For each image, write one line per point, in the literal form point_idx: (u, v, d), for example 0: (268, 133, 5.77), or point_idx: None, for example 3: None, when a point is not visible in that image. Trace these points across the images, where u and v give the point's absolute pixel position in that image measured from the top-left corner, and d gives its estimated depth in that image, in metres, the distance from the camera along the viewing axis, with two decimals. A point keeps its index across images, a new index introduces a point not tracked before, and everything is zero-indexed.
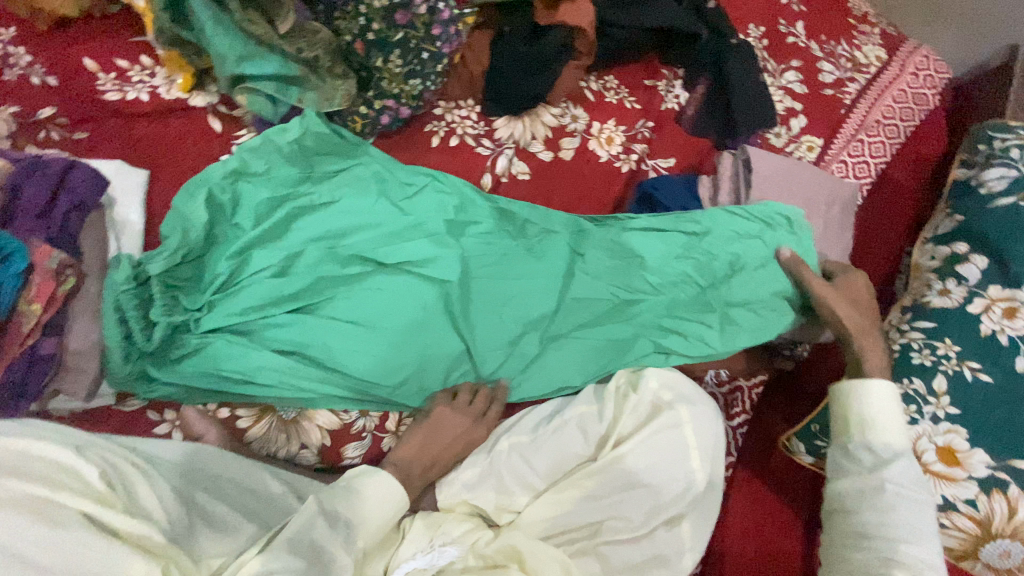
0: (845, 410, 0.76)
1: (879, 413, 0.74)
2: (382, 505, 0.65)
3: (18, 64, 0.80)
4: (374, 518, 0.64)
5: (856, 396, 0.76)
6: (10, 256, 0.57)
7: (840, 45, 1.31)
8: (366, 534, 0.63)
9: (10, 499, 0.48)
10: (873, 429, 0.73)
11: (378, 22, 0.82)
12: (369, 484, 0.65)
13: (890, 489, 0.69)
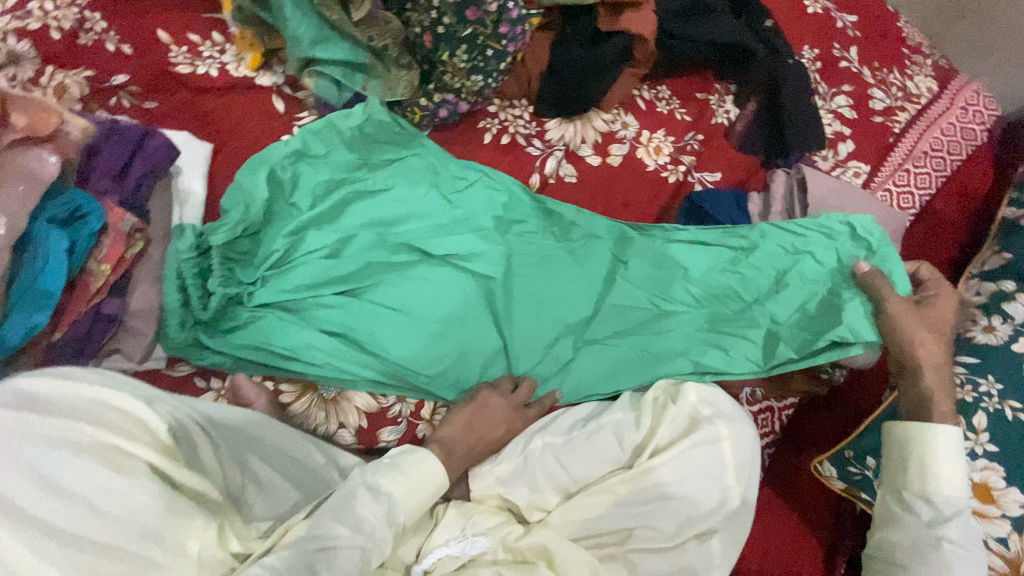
0: (905, 458, 0.75)
1: (942, 466, 0.73)
2: (427, 485, 0.66)
3: (93, 30, 0.80)
4: (418, 497, 0.66)
5: (920, 445, 0.74)
6: (87, 217, 0.58)
7: (892, 73, 1.30)
8: (409, 511, 0.65)
9: (88, 446, 0.50)
10: (936, 483, 0.72)
11: (450, 15, 0.81)
12: (416, 467, 0.67)
13: (946, 547, 0.69)
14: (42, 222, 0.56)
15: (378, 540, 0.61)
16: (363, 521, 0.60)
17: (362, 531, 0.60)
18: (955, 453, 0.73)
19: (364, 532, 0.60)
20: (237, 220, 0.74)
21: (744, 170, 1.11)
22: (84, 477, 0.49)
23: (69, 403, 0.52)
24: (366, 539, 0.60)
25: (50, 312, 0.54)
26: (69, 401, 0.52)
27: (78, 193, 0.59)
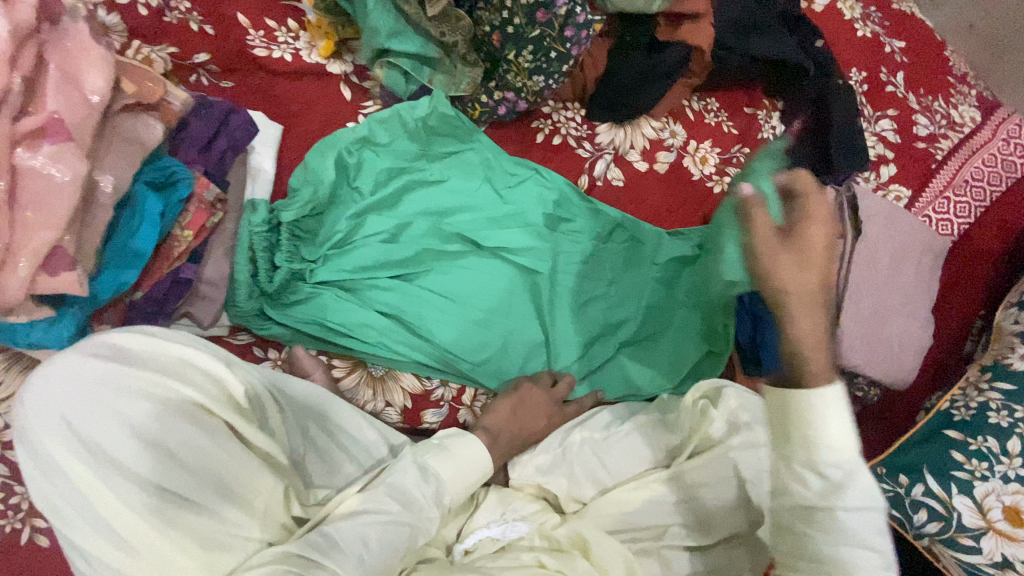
0: (780, 416, 0.49)
1: (824, 430, 0.47)
2: (472, 468, 0.68)
3: (178, 8, 0.83)
4: (463, 479, 0.68)
5: (813, 412, 0.47)
6: (177, 183, 0.61)
7: (937, 101, 1.31)
8: (454, 492, 0.67)
9: (173, 402, 0.53)
10: (824, 455, 0.47)
11: (520, 17, 0.83)
12: (463, 448, 0.69)
13: (847, 523, 0.47)
14: (140, 184, 0.59)
15: (423, 518, 0.62)
16: (412, 498, 0.62)
17: (411, 508, 0.62)
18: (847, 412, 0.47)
19: (413, 509, 0.62)
20: (305, 199, 0.78)
21: None
22: (166, 428, 0.52)
23: (155, 360, 0.55)
24: (416, 516, 0.61)
25: (138, 271, 0.57)
26: (156, 358, 0.55)
27: (171, 160, 0.62)
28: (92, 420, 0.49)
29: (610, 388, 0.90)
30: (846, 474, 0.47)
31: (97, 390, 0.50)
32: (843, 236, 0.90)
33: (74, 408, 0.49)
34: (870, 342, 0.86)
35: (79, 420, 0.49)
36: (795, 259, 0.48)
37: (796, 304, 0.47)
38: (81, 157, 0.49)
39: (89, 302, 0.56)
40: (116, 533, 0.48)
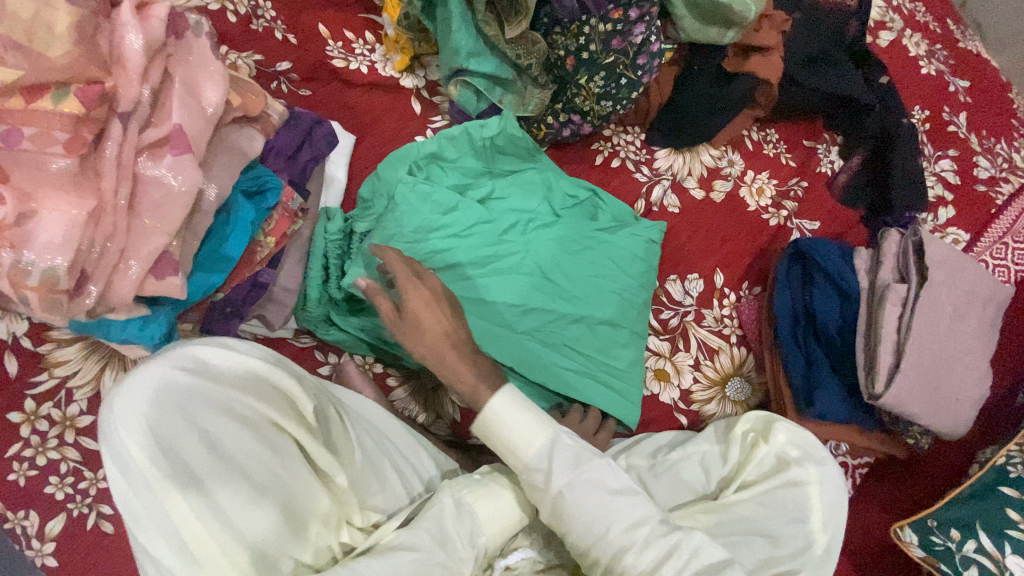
0: (490, 444, 0.63)
1: (507, 430, 0.62)
2: (507, 515, 0.66)
3: (264, 17, 0.86)
4: (497, 525, 0.66)
5: (494, 424, 0.62)
6: (266, 191, 0.63)
7: (999, 144, 1.28)
8: (489, 538, 0.64)
9: (252, 419, 0.53)
10: (517, 452, 0.61)
11: (597, 44, 0.83)
12: (502, 493, 0.67)
13: (572, 497, 0.59)
14: (237, 192, 0.61)
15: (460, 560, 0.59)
16: (449, 534, 0.60)
17: (448, 546, 0.59)
18: (520, 410, 0.62)
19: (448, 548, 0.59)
20: (373, 212, 0.81)
21: (842, 223, 1.12)
22: (242, 445, 0.51)
23: (232, 373, 0.54)
24: (453, 554, 0.59)
25: (225, 276, 0.59)
26: (235, 371, 0.54)
27: (264, 169, 0.63)
28: (177, 432, 0.46)
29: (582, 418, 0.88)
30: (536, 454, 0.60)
31: (183, 402, 0.48)
32: (907, 282, 0.88)
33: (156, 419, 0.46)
34: (927, 394, 0.84)
35: (163, 431, 0.46)
36: (417, 322, 0.65)
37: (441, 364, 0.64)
38: (196, 167, 0.51)
39: (180, 303, 0.58)
40: (189, 560, 0.45)
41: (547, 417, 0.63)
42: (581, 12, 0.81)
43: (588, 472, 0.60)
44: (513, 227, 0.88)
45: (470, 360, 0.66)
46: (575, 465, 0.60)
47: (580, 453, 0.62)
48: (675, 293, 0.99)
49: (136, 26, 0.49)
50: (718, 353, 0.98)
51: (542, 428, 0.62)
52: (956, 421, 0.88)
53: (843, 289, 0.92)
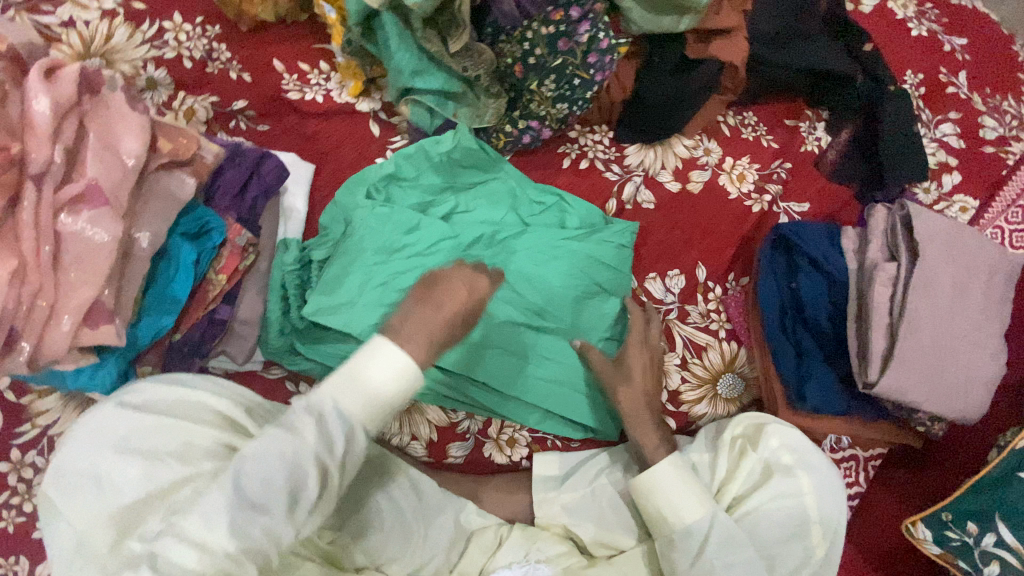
0: (645, 503, 0.71)
1: (671, 494, 0.69)
2: (373, 376, 0.48)
3: (219, 59, 0.88)
4: (362, 395, 0.48)
5: (656, 484, 0.70)
6: (211, 231, 0.65)
7: (1006, 100, 1.19)
8: (361, 414, 0.48)
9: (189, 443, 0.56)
10: (675, 515, 0.69)
11: (542, 47, 0.81)
12: (364, 354, 0.49)
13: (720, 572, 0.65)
14: (175, 234, 0.63)
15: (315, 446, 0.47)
16: (296, 418, 0.48)
17: (296, 431, 0.47)
18: (687, 479, 0.70)
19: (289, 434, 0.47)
20: (335, 234, 0.81)
21: (835, 202, 1.06)
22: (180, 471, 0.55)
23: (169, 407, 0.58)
24: (299, 446, 0.47)
25: (173, 318, 0.61)
26: (177, 402, 0.59)
27: (206, 210, 0.65)
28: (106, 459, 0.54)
29: (567, 431, 0.84)
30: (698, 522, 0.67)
31: (112, 439, 0.55)
32: (897, 261, 0.82)
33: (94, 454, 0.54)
34: (930, 380, 0.78)
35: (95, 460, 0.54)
36: (625, 376, 0.80)
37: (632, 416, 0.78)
38: (115, 218, 0.53)
39: (129, 349, 0.60)
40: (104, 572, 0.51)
41: (710, 495, 0.69)
42: (522, 17, 0.80)
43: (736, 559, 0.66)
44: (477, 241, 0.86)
45: (655, 424, 0.78)
46: (726, 546, 0.66)
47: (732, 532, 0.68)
48: (656, 291, 0.96)
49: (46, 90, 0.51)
50: (707, 350, 0.94)
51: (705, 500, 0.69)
52: (972, 400, 0.81)
53: (829, 273, 0.87)
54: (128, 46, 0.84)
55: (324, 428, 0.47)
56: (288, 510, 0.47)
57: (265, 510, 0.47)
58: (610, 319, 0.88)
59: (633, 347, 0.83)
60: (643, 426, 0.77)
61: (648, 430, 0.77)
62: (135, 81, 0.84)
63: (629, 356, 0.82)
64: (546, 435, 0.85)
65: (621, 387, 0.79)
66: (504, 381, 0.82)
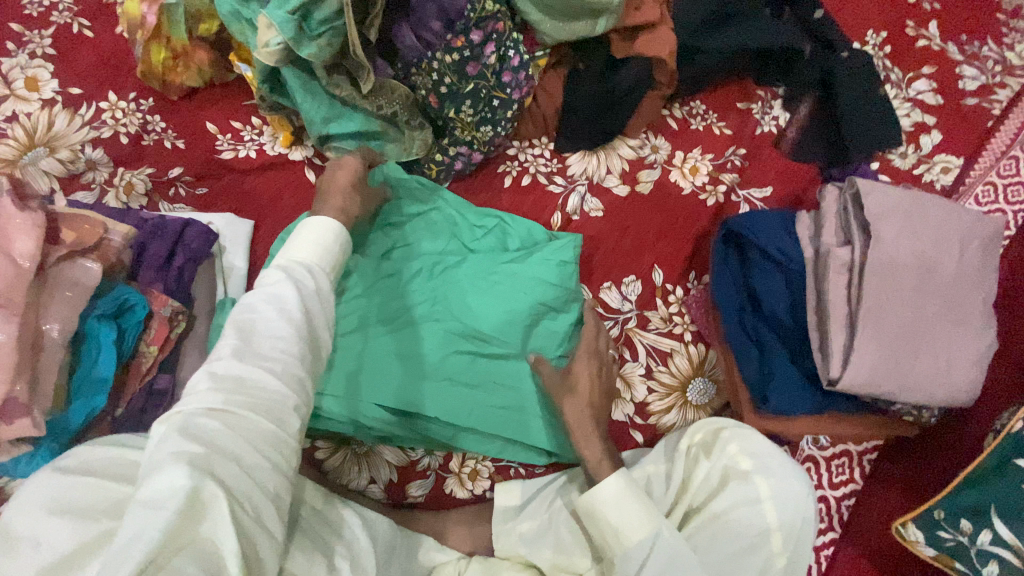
0: (589, 524, 0.71)
1: (610, 516, 0.69)
2: (309, 234, 0.62)
3: (154, 130, 0.91)
4: (306, 247, 0.61)
5: (596, 503, 0.70)
6: (134, 307, 0.66)
7: (986, 45, 1.10)
8: (310, 257, 0.61)
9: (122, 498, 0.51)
10: (617, 538, 0.68)
11: (450, 75, 0.81)
12: (292, 234, 0.63)
13: None
14: (92, 317, 0.64)
15: (289, 281, 0.55)
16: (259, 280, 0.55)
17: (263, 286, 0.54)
18: (632, 498, 0.69)
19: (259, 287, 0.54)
20: None
21: (800, 182, 0.99)
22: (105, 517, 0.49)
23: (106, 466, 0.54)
24: (275, 286, 0.54)
25: (104, 397, 0.63)
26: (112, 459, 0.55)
27: (123, 288, 0.66)
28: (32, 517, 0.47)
29: (532, 457, 0.83)
30: (637, 542, 0.67)
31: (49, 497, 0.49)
32: (851, 243, 0.78)
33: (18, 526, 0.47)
34: (902, 369, 0.73)
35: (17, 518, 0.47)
36: (573, 390, 0.78)
37: (581, 436, 0.76)
38: (12, 319, 0.55)
39: (60, 434, 0.61)
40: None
41: (654, 512, 0.69)
42: (426, 51, 0.79)
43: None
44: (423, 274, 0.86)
45: (602, 439, 0.76)
46: (667, 567, 0.66)
47: (680, 551, 0.67)
48: (612, 301, 0.92)
49: None
50: (672, 356, 0.90)
51: (653, 517, 0.68)
52: (963, 387, 0.74)
53: (785, 265, 0.83)
54: (69, 132, 0.89)
55: (290, 270, 0.57)
56: (294, 338, 0.51)
57: (274, 338, 0.50)
58: (561, 339, 0.85)
59: (581, 357, 0.81)
60: (588, 441, 0.75)
61: (592, 443, 0.74)
62: (76, 163, 0.88)
63: (575, 368, 0.80)
64: (510, 463, 0.85)
65: (570, 402, 0.78)
66: (458, 413, 0.80)
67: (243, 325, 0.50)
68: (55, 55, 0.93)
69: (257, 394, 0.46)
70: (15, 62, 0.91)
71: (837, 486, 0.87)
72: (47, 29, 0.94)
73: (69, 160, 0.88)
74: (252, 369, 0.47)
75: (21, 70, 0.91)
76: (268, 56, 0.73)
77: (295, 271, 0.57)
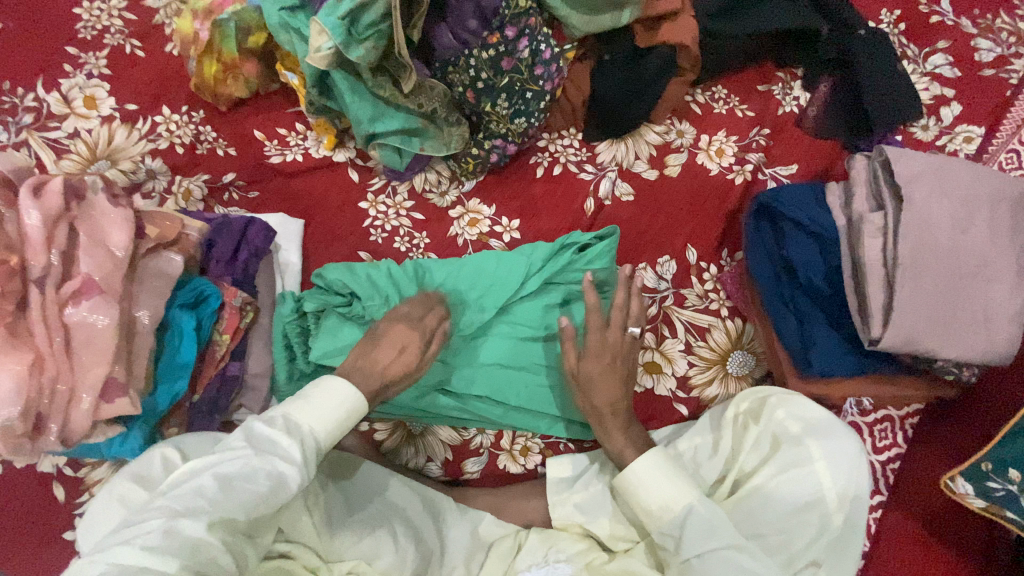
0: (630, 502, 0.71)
1: (645, 488, 0.69)
2: (337, 407, 0.59)
3: (207, 140, 0.97)
4: (328, 421, 0.58)
5: (634, 482, 0.70)
6: (207, 299, 0.71)
7: (999, 18, 1.11)
8: (327, 437, 0.58)
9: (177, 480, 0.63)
10: (651, 513, 0.69)
11: (486, 70, 0.85)
12: (320, 391, 0.59)
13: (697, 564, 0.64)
14: (175, 307, 0.69)
15: (298, 465, 0.55)
16: (274, 442, 0.55)
17: (265, 450, 0.55)
18: (666, 474, 0.69)
19: (260, 449, 0.55)
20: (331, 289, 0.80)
21: (824, 158, 1.02)
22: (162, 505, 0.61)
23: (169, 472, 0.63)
24: (283, 465, 0.54)
25: (186, 380, 0.68)
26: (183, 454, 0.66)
27: (199, 280, 0.71)
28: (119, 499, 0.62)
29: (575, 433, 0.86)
30: (672, 515, 0.67)
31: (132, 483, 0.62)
32: (883, 208, 0.80)
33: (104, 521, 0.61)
34: (945, 326, 0.75)
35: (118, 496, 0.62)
36: (590, 380, 0.75)
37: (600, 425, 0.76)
38: (111, 303, 0.59)
39: (149, 415, 0.67)
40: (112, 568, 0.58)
41: (689, 483, 0.69)
42: (463, 49, 0.84)
43: (719, 548, 0.64)
44: (468, 281, 0.84)
45: (622, 427, 0.75)
46: (706, 536, 0.65)
47: (717, 521, 0.66)
48: (649, 281, 0.95)
49: (31, 206, 0.58)
50: (711, 331, 0.93)
51: (686, 488, 0.68)
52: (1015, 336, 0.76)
53: (818, 234, 0.84)
54: (129, 145, 0.95)
55: (281, 439, 0.55)
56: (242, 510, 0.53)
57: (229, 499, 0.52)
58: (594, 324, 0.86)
59: (601, 351, 0.76)
60: (611, 431, 0.75)
61: (615, 438, 0.74)
62: (137, 173, 0.94)
63: (590, 357, 0.75)
64: (559, 439, 0.87)
65: (584, 395, 0.76)
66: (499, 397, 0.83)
67: (232, 488, 0.53)
68: (111, 74, 0.99)
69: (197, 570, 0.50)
70: (74, 82, 0.98)
71: (881, 450, 0.89)
72: (102, 50, 1.00)
73: (130, 171, 0.94)
74: (211, 545, 0.51)
75: (80, 90, 0.97)
76: (320, 60, 0.78)
77: (308, 453, 0.56)
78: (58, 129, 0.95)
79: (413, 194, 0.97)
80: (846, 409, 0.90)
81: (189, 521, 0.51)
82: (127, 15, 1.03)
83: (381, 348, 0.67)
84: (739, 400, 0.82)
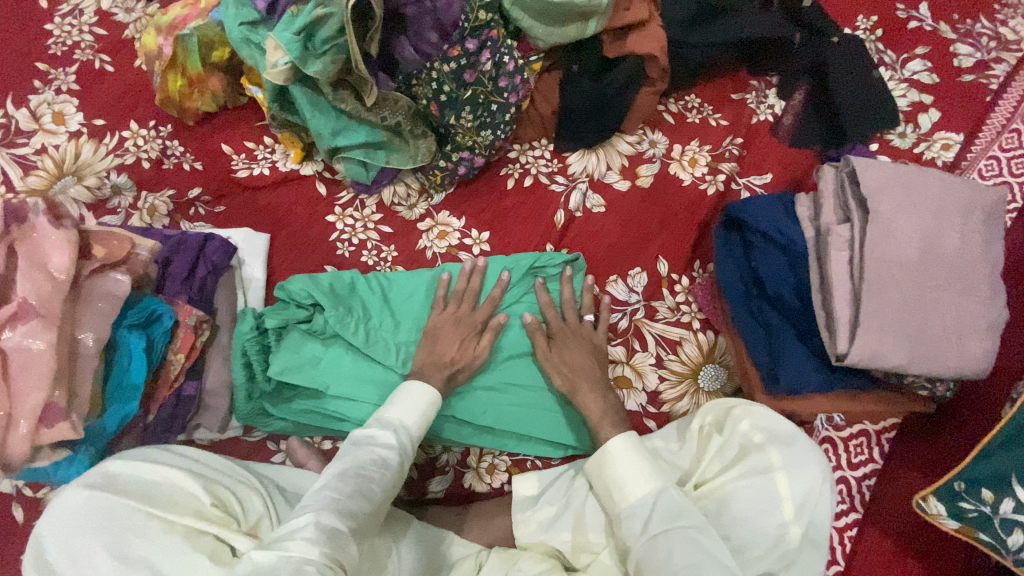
0: (597, 486, 0.71)
1: (614, 471, 0.69)
2: (420, 400, 0.70)
3: (174, 155, 0.96)
4: (412, 414, 0.69)
5: (603, 464, 0.70)
6: (161, 317, 0.71)
7: (979, 23, 1.09)
8: (413, 428, 0.69)
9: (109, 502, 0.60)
10: (620, 492, 0.68)
11: (449, 83, 0.85)
12: (401, 392, 0.71)
13: (666, 544, 0.62)
14: (124, 327, 0.69)
15: (396, 450, 0.65)
16: (374, 436, 0.65)
17: (370, 444, 0.64)
18: (638, 458, 0.69)
19: (366, 444, 0.64)
20: (294, 305, 0.79)
21: (798, 168, 1.01)
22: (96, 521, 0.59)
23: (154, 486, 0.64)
24: (385, 450, 0.64)
25: (136, 402, 0.68)
26: (120, 475, 0.64)
27: (150, 300, 0.72)
28: (55, 530, 0.59)
29: (546, 450, 0.85)
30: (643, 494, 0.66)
31: (69, 510, 0.60)
32: (850, 220, 0.79)
33: (88, 565, 0.57)
34: (912, 338, 0.73)
35: (57, 530, 0.59)
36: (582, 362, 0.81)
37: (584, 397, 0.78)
38: (49, 327, 0.60)
39: (96, 439, 0.67)
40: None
41: (658, 471, 0.68)
42: (426, 62, 0.83)
43: (687, 528, 0.63)
44: None
45: (598, 395, 0.78)
46: (673, 521, 0.64)
47: (683, 505, 0.65)
48: (619, 293, 0.94)
49: None
50: (682, 344, 0.92)
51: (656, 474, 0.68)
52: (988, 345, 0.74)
53: (787, 247, 0.83)
54: (95, 160, 0.95)
55: (382, 431, 0.66)
56: (361, 496, 0.59)
57: (349, 487, 0.59)
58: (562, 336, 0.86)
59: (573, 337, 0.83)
60: (590, 397, 0.78)
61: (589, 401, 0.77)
62: (102, 189, 0.93)
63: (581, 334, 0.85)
64: (526, 456, 0.87)
65: (567, 377, 0.80)
66: (471, 413, 0.82)
67: (351, 477, 0.60)
68: (79, 90, 0.99)
69: (347, 551, 0.55)
70: (42, 98, 0.97)
71: (857, 467, 0.86)
72: (70, 66, 1.00)
73: (95, 186, 0.93)
74: (346, 529, 0.56)
75: (48, 106, 0.97)
76: (277, 76, 0.78)
77: (402, 440, 0.67)
78: (25, 145, 0.95)
79: (381, 208, 0.96)
80: (818, 425, 0.88)
81: (332, 511, 0.57)
82: (97, 30, 1.03)
83: (445, 342, 0.79)
84: (707, 408, 0.81)
